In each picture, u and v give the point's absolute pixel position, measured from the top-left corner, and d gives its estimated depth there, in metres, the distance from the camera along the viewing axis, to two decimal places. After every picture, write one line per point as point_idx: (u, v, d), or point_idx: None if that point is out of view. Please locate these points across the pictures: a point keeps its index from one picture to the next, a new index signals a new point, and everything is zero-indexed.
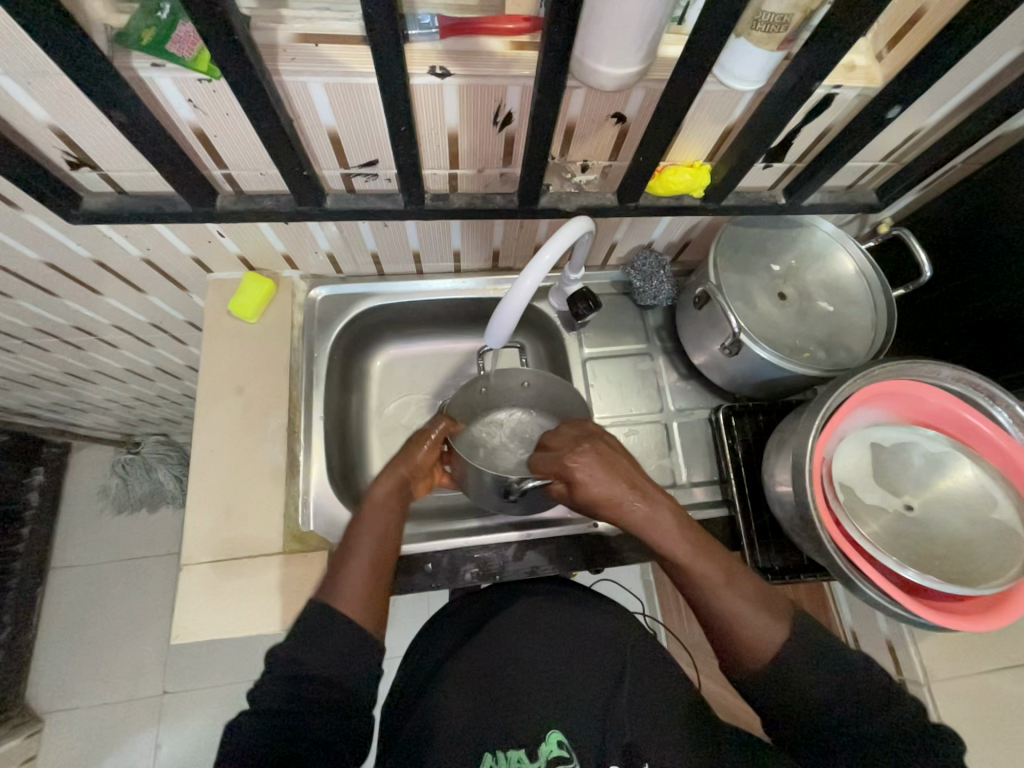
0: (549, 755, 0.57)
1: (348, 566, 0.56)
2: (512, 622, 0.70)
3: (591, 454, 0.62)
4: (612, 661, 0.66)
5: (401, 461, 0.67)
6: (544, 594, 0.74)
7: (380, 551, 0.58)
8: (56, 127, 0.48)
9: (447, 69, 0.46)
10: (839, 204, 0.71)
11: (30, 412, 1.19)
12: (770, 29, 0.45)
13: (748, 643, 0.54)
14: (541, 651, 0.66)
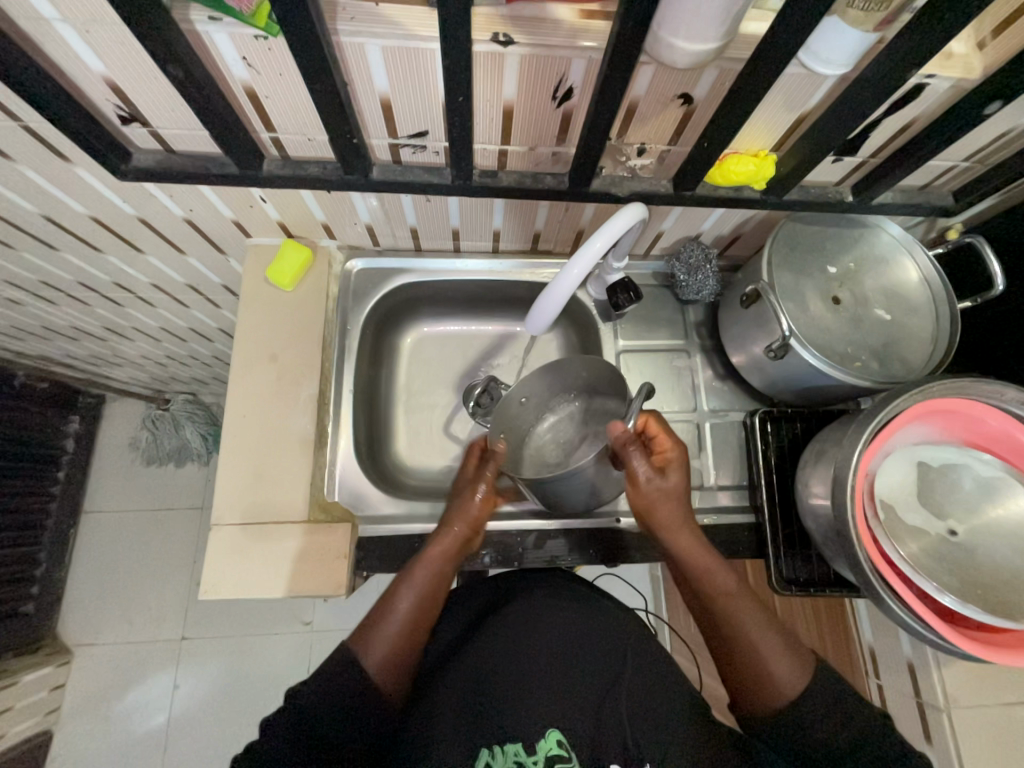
0: (549, 753, 0.58)
1: (388, 616, 0.59)
2: (517, 616, 0.70)
3: (677, 475, 0.63)
4: (615, 658, 0.67)
5: (458, 518, 0.65)
6: (544, 591, 0.72)
7: (425, 603, 0.61)
8: (111, 80, 0.47)
9: (511, 36, 0.44)
10: (910, 206, 0.66)
11: (69, 362, 1.23)
12: (868, 7, 0.41)
13: (762, 687, 0.55)
14: (544, 649, 0.67)
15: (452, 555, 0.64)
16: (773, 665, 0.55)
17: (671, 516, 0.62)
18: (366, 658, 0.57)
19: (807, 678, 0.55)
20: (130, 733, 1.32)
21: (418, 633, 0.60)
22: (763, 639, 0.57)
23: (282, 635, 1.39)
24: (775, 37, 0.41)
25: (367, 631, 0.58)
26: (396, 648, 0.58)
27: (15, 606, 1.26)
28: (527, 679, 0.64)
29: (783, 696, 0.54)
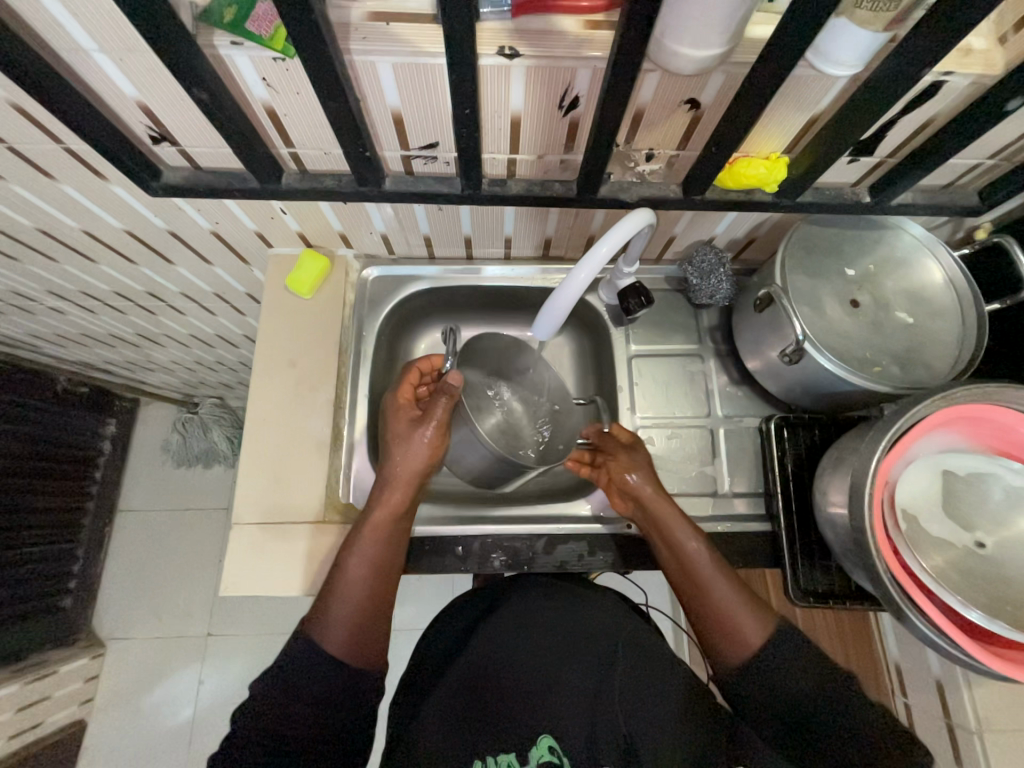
0: (539, 759, 0.59)
1: (342, 580, 0.60)
2: (508, 617, 0.71)
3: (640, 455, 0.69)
4: (606, 650, 0.67)
5: (403, 470, 0.65)
6: (540, 589, 0.73)
7: (377, 568, 0.62)
8: (142, 103, 0.51)
9: (516, 49, 0.45)
10: (933, 206, 0.64)
11: (106, 367, 1.30)
12: (876, 7, 0.40)
13: (729, 641, 0.58)
14: (537, 651, 0.67)
15: (400, 511, 0.64)
16: (736, 617, 0.59)
17: (639, 472, 0.67)
18: (326, 642, 0.58)
19: (770, 633, 0.58)
20: (158, 726, 1.37)
21: (378, 595, 0.61)
22: (721, 593, 0.60)
23: None
24: (781, 40, 0.41)
25: (324, 602, 0.59)
26: (351, 618, 0.59)
27: (54, 599, 1.33)
28: (520, 681, 0.65)
29: (752, 646, 0.58)
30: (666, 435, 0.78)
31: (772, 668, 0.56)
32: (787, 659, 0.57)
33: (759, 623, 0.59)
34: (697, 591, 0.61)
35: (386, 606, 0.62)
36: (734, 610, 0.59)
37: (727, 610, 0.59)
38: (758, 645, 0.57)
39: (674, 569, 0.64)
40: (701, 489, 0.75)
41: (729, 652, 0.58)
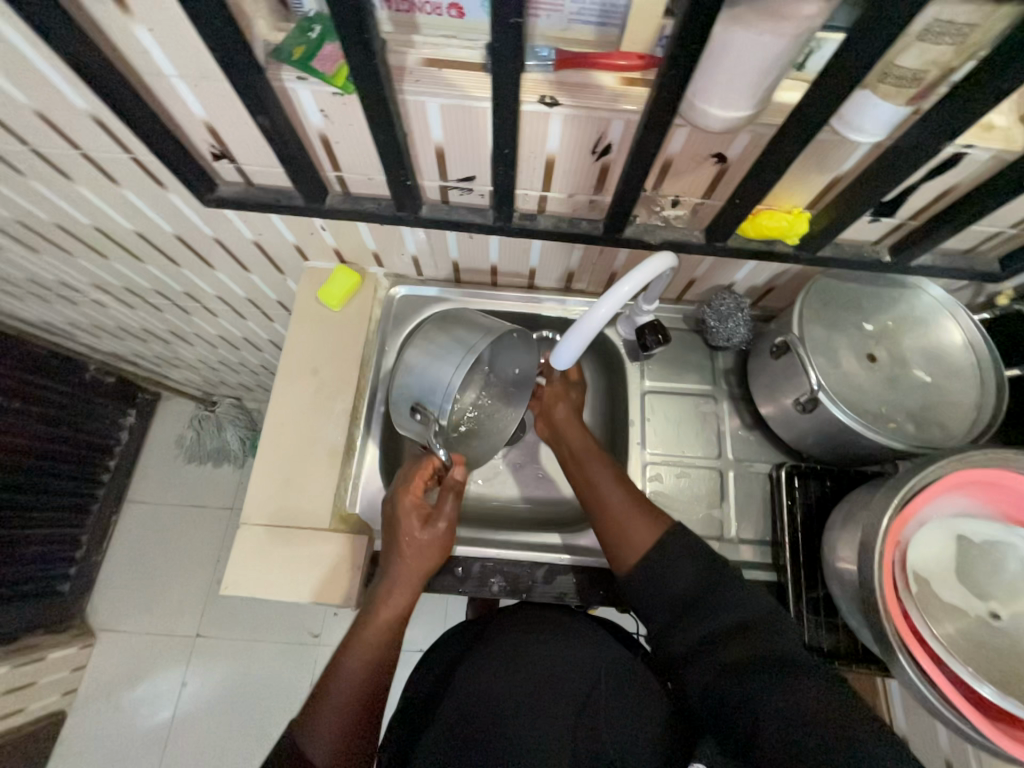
0: None
1: (334, 688, 0.60)
2: (489, 659, 0.68)
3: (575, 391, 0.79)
4: (587, 681, 0.66)
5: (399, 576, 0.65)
6: (524, 622, 0.71)
7: (369, 673, 0.61)
8: (209, 123, 0.55)
9: (556, 99, 0.48)
10: (953, 269, 0.65)
11: (135, 360, 1.35)
12: (901, 84, 0.43)
13: (622, 540, 0.65)
14: (518, 695, 0.64)
15: (402, 614, 0.65)
16: (628, 518, 0.65)
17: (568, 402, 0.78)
18: (311, 748, 0.56)
19: (659, 532, 0.64)
20: (136, 726, 1.35)
21: (371, 701, 0.60)
22: (618, 499, 0.67)
23: (290, 644, 1.41)
24: (806, 108, 0.43)
25: (315, 707, 0.59)
26: (341, 730, 0.57)
27: (53, 584, 1.34)
28: (501, 732, 0.61)
29: (641, 543, 0.63)
30: (675, 473, 0.78)
31: (660, 565, 0.62)
32: (668, 555, 0.62)
33: (649, 524, 0.65)
34: (594, 504, 0.69)
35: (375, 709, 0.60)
36: (628, 514, 0.66)
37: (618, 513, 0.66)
38: (648, 543, 0.63)
39: (585, 493, 0.70)
40: (707, 533, 0.74)
41: (622, 562, 0.64)
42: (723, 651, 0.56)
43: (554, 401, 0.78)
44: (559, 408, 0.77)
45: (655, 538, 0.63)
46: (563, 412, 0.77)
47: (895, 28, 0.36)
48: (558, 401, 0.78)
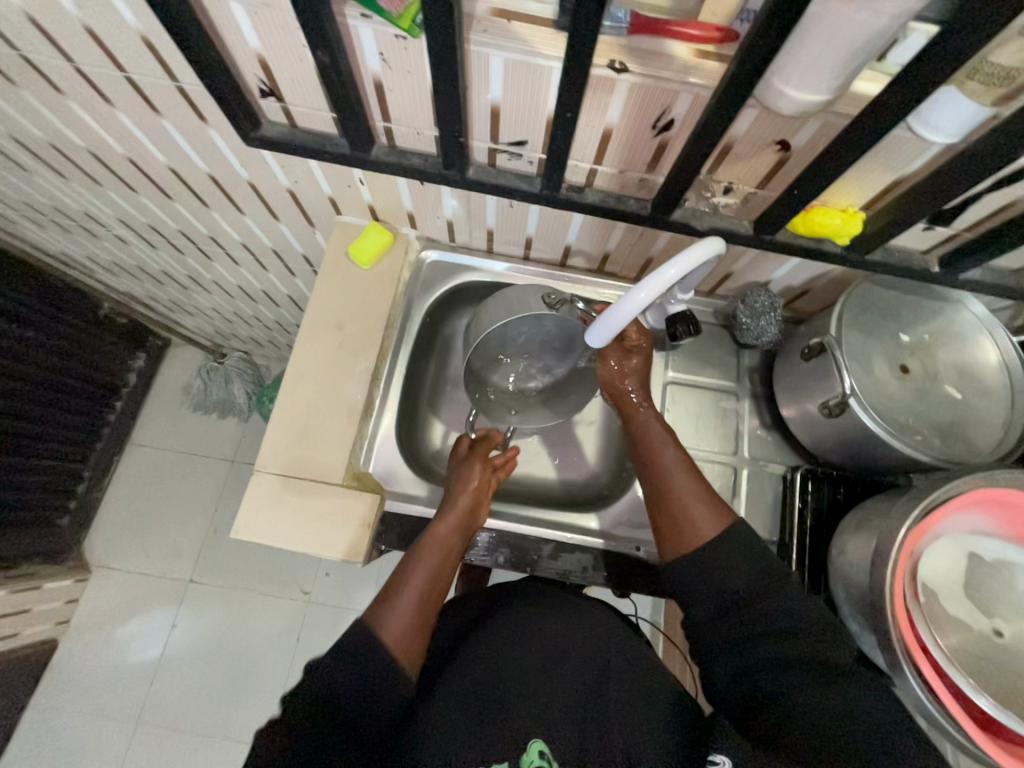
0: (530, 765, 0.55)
1: (402, 589, 0.61)
2: (499, 628, 0.69)
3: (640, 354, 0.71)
4: (597, 659, 0.67)
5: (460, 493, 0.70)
6: (534, 599, 0.74)
7: (433, 580, 0.63)
8: (262, 56, 0.53)
9: (626, 65, 0.47)
10: (1000, 287, 0.64)
11: (149, 302, 1.34)
12: (990, 82, 0.41)
13: (680, 527, 0.62)
14: (525, 661, 0.65)
15: (457, 528, 0.68)
16: (690, 509, 0.62)
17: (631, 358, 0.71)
18: (383, 631, 0.57)
19: (722, 529, 0.61)
20: (125, 660, 1.38)
21: (432, 603, 0.62)
22: (686, 488, 0.64)
23: (282, 598, 1.44)
24: (888, 98, 0.42)
25: (379, 608, 0.59)
26: (407, 626, 0.58)
27: (53, 515, 1.36)
28: (520, 692, 0.61)
29: (700, 534, 0.61)
30: None
31: (715, 558, 0.59)
32: (731, 551, 0.59)
33: (713, 518, 0.62)
34: (647, 444, 0.68)
35: (433, 614, 0.62)
36: (692, 503, 0.63)
37: (686, 501, 0.63)
38: (706, 537, 0.61)
39: (634, 436, 0.70)
40: None
41: (674, 544, 0.62)
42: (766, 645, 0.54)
43: (625, 356, 0.71)
44: (634, 362, 0.71)
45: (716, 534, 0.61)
46: (636, 368, 0.71)
47: (1000, 19, 0.35)
48: (634, 354, 0.71)
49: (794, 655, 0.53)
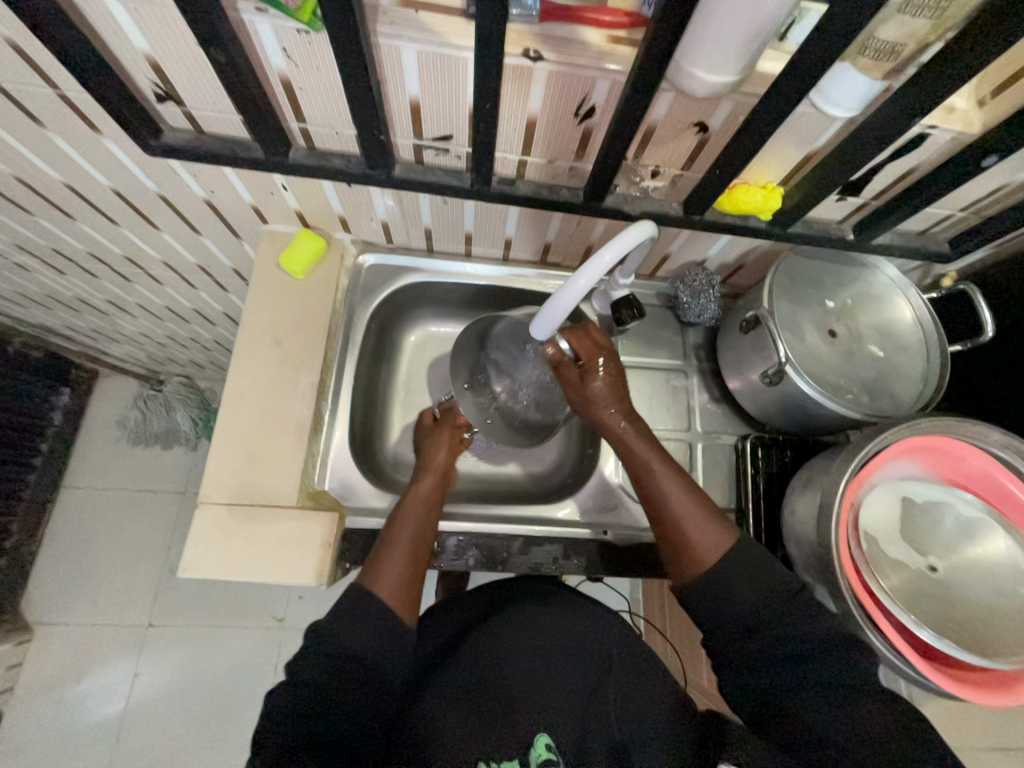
0: (538, 759, 0.56)
1: (389, 549, 0.62)
2: (497, 625, 0.69)
3: (606, 374, 0.65)
4: (600, 659, 0.66)
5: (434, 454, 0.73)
6: (533, 597, 0.73)
7: (420, 535, 0.64)
8: (152, 57, 0.49)
9: (540, 53, 0.46)
10: (908, 249, 0.69)
11: (66, 332, 1.22)
12: (878, 57, 0.44)
13: (684, 551, 0.59)
14: (529, 657, 0.65)
15: (434, 485, 0.70)
16: (692, 531, 0.60)
17: (598, 379, 0.65)
18: (378, 585, 0.59)
19: (727, 549, 0.58)
20: (84, 721, 1.28)
21: (422, 556, 0.63)
22: (685, 509, 0.61)
23: (254, 630, 1.37)
24: (789, 77, 0.43)
25: (370, 567, 0.61)
26: (400, 581, 0.60)
27: None
28: (526, 685, 0.62)
29: (705, 558, 0.58)
30: None
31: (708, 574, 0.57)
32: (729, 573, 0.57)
33: (718, 539, 0.59)
34: (622, 449, 0.66)
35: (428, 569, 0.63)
36: (693, 524, 0.60)
37: (692, 525, 0.60)
38: (713, 560, 0.58)
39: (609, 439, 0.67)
40: None
41: (681, 570, 0.60)
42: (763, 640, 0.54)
43: (589, 382, 0.65)
44: (597, 385, 0.65)
45: (722, 556, 0.58)
46: (603, 390, 0.65)
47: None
48: (594, 376, 0.65)
49: (791, 648, 0.53)
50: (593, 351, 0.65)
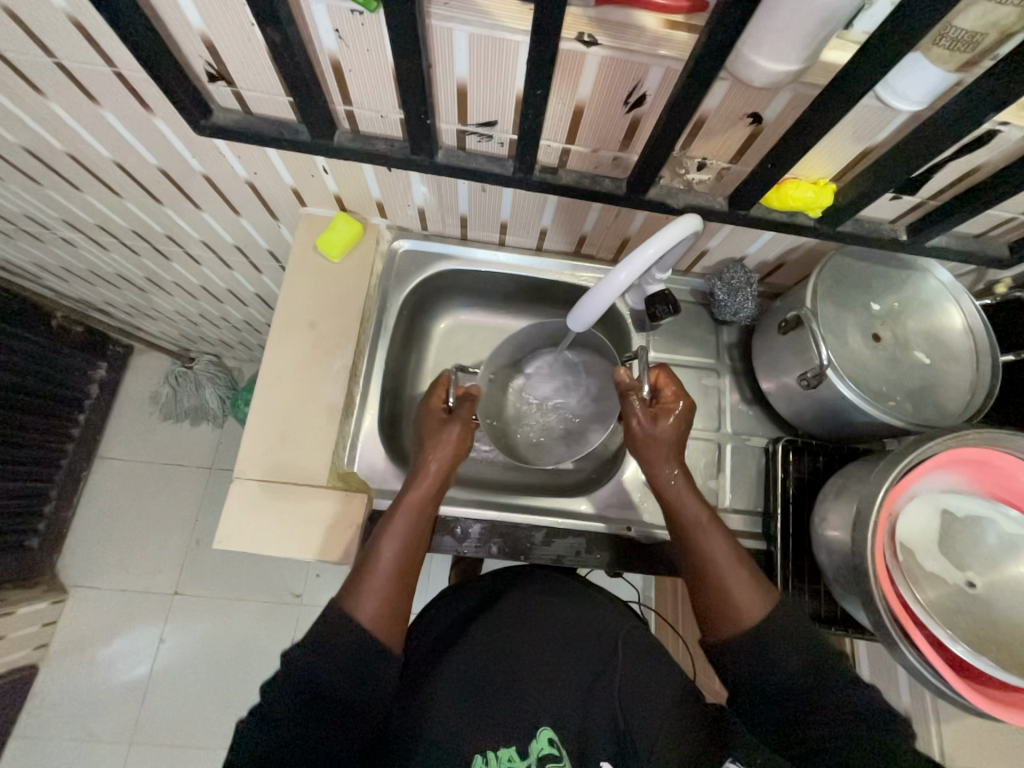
0: (540, 753, 0.59)
1: (372, 571, 0.59)
2: (501, 617, 0.70)
3: (676, 420, 0.66)
4: (605, 648, 0.67)
5: (432, 464, 0.67)
6: (538, 587, 0.73)
7: (405, 556, 0.61)
8: (208, 37, 0.50)
9: (595, 38, 0.45)
10: (964, 252, 0.66)
11: (105, 308, 1.26)
12: (955, 47, 0.42)
13: (723, 610, 0.58)
14: (533, 652, 0.67)
15: (430, 500, 0.65)
16: (734, 591, 0.58)
17: (667, 423, 0.66)
18: (360, 612, 0.57)
19: (767, 615, 0.57)
20: (112, 680, 1.34)
21: (410, 578, 0.61)
22: (730, 568, 0.59)
23: (273, 605, 1.41)
24: (856, 67, 0.41)
25: (352, 589, 0.58)
26: (383, 610, 0.58)
27: (20, 538, 1.29)
28: (528, 680, 0.65)
29: (743, 620, 0.57)
30: None
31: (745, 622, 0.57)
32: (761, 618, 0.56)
33: (760, 605, 0.57)
34: (669, 497, 0.65)
35: (414, 587, 0.61)
36: (735, 585, 0.58)
37: (732, 580, 0.59)
38: (751, 625, 0.56)
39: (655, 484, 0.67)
40: None
41: (715, 623, 0.58)
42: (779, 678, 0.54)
43: (655, 421, 0.67)
44: (665, 429, 0.66)
45: (760, 622, 0.56)
46: (668, 432, 0.66)
47: None
48: (665, 417, 0.66)
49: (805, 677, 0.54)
50: (672, 398, 0.68)
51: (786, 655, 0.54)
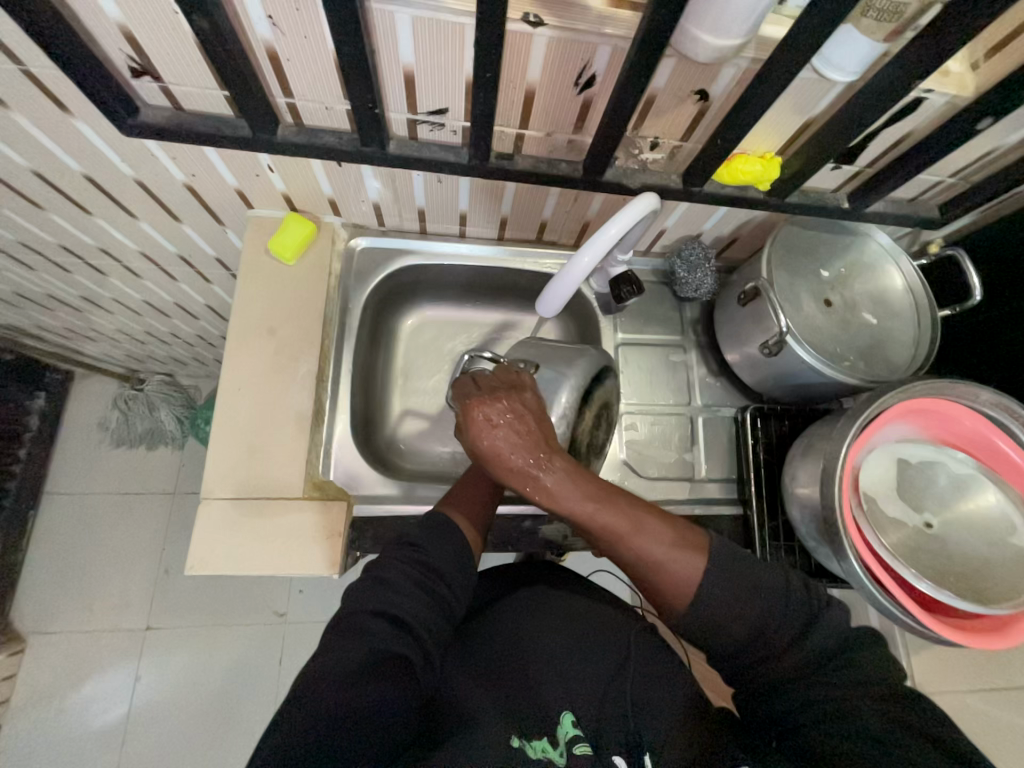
0: (567, 737, 0.54)
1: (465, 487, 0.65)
2: (507, 614, 0.67)
3: (506, 418, 0.55)
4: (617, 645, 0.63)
5: None
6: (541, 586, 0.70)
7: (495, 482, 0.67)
8: (127, 29, 0.46)
9: (541, 18, 0.44)
10: (900, 216, 0.70)
11: (37, 332, 1.16)
12: (882, 18, 0.44)
13: (672, 594, 0.53)
14: (548, 642, 0.63)
15: None
16: (668, 569, 0.53)
17: (497, 433, 0.54)
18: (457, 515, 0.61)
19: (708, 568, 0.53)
20: (87, 727, 1.26)
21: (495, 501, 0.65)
22: (651, 548, 0.53)
23: (258, 628, 1.36)
24: (794, 39, 0.43)
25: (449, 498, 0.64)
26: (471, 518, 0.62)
27: None
28: (550, 668, 0.60)
29: (691, 594, 0.52)
30: (648, 421, 0.80)
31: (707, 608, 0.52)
32: (762, 592, 0.53)
33: (692, 568, 0.53)
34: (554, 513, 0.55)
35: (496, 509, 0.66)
36: (666, 562, 0.53)
37: (666, 560, 0.53)
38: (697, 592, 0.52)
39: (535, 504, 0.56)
40: (679, 475, 0.78)
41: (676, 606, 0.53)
42: (790, 650, 0.51)
43: (490, 436, 0.54)
44: (500, 440, 0.54)
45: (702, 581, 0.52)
46: (501, 439, 0.54)
47: None
48: (485, 429, 0.54)
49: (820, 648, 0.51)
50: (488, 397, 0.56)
51: (789, 622, 0.52)
